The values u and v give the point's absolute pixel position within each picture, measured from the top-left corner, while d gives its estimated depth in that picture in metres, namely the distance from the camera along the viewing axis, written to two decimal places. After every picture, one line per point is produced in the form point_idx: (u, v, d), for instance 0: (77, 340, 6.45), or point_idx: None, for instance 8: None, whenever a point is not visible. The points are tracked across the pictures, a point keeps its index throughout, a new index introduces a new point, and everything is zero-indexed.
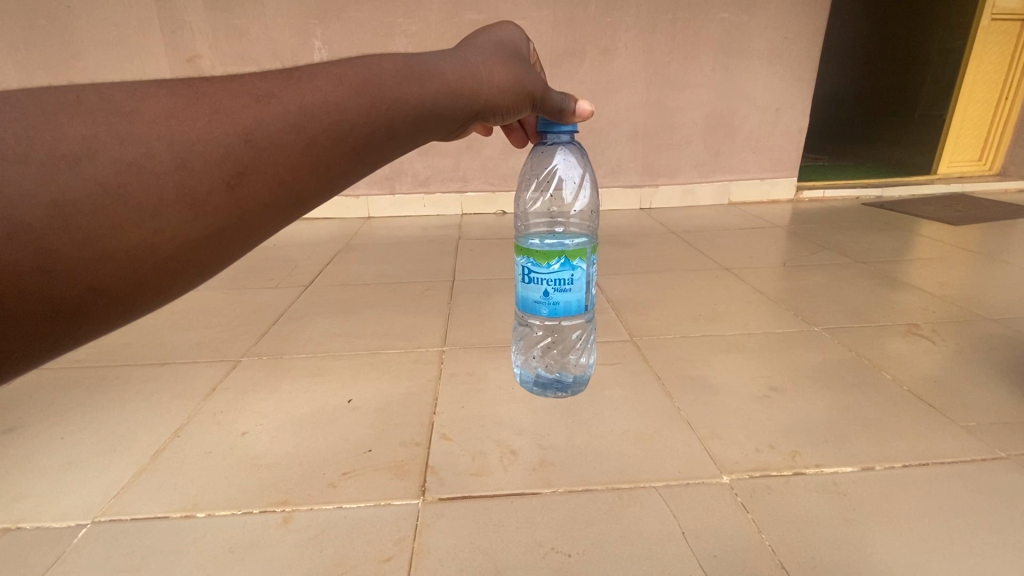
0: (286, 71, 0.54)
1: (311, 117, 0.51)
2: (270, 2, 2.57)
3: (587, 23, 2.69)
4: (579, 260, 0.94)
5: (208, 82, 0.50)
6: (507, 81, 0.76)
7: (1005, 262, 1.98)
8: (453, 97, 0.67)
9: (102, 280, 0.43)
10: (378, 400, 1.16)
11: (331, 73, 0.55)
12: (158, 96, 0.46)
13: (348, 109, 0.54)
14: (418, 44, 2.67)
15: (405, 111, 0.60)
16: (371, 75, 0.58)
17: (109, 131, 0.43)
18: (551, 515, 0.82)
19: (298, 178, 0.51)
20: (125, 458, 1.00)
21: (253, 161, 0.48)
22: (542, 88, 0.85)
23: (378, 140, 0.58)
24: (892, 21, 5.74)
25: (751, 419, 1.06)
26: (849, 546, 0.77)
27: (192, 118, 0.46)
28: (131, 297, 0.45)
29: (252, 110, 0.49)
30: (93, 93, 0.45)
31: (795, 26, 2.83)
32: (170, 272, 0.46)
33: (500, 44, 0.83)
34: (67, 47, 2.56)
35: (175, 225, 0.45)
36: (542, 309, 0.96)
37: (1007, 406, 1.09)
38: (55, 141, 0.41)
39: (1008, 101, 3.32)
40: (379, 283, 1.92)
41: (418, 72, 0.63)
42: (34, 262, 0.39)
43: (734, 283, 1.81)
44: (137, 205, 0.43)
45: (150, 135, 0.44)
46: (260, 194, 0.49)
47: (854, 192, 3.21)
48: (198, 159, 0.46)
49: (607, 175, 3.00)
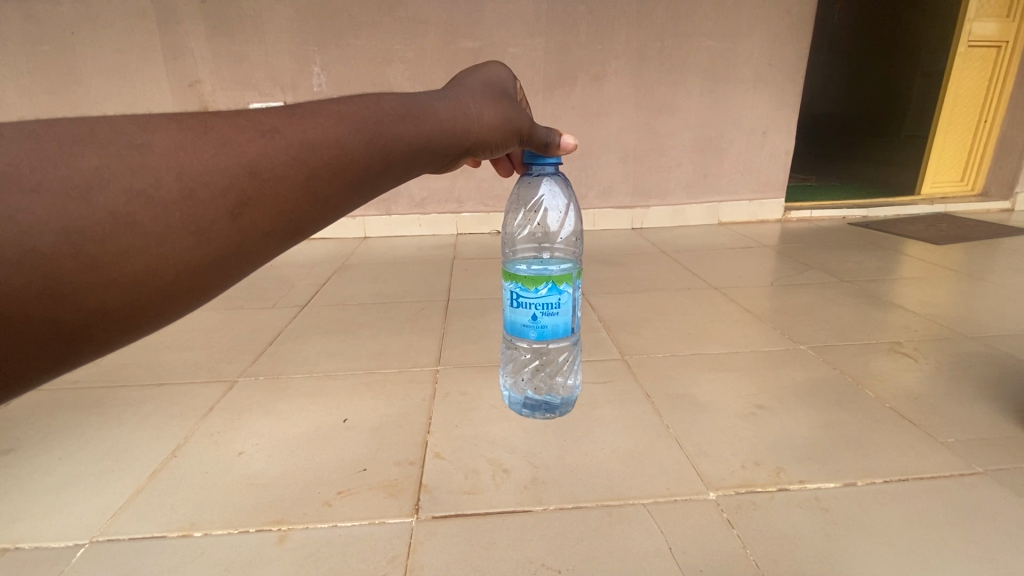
0: (289, 107, 0.58)
1: (311, 151, 0.55)
2: (270, 30, 2.64)
3: (577, 50, 2.78)
4: (566, 285, 0.97)
5: (216, 116, 0.53)
6: (497, 118, 0.81)
7: (987, 281, 2.03)
8: (446, 134, 0.71)
9: (104, 304, 0.45)
10: (374, 419, 1.18)
11: (331, 111, 0.59)
12: (170, 130, 0.49)
13: (345, 145, 0.58)
14: (414, 69, 2.75)
15: (400, 147, 0.64)
16: (371, 114, 0.62)
17: (121, 162, 0.46)
18: (541, 531, 0.85)
19: (297, 209, 0.55)
20: (122, 478, 1.01)
21: (256, 192, 0.51)
22: (529, 124, 0.89)
23: (374, 175, 0.62)
24: (875, 46, 5.91)
25: (737, 435, 1.09)
26: (829, 559, 0.79)
27: (199, 152, 0.49)
28: (131, 320, 0.48)
29: (257, 144, 0.52)
30: (107, 125, 0.48)
31: (780, 53, 2.92)
32: (168, 296, 0.49)
33: (490, 84, 0.87)
34: (70, 72, 2.62)
35: (178, 251, 0.48)
36: (530, 333, 0.99)
37: (984, 423, 1.13)
38: (68, 170, 0.44)
39: (987, 125, 3.42)
40: (375, 303, 1.95)
41: (414, 112, 0.67)
42: (40, 287, 0.42)
43: (722, 302, 1.86)
44: (144, 232, 0.46)
45: (160, 167, 0.47)
46: (260, 222, 0.52)
47: (841, 212, 3.28)
48: (204, 190, 0.49)
49: (599, 196, 3.08)
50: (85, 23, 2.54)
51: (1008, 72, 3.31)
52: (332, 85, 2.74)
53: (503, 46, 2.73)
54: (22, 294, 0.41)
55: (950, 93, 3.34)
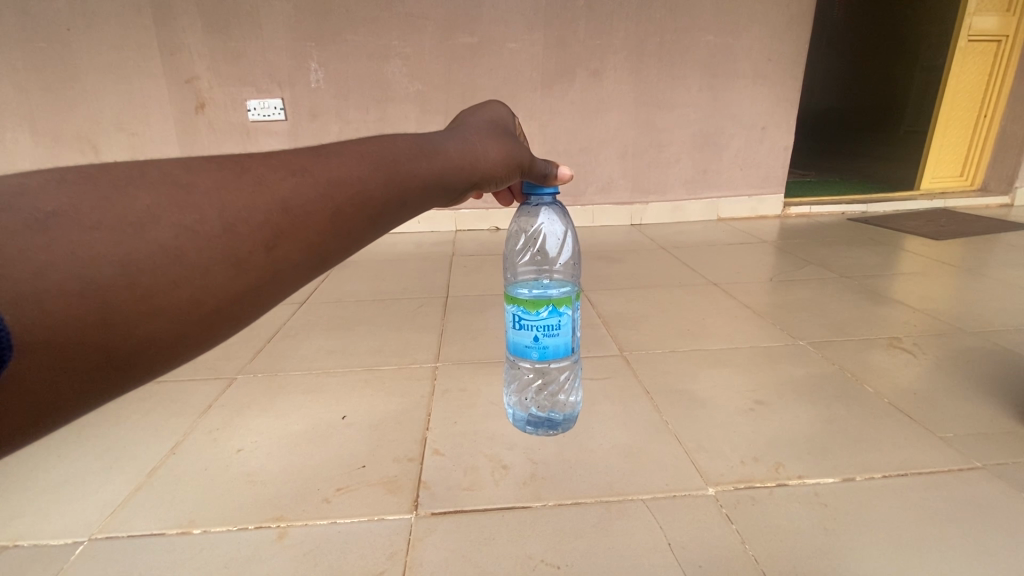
0: (313, 148, 0.55)
1: (338, 189, 0.52)
2: (267, 25, 2.62)
3: (576, 46, 2.77)
4: (566, 307, 0.97)
5: (251, 157, 0.50)
6: (503, 154, 0.77)
7: (985, 276, 2.03)
8: (457, 171, 0.68)
9: (150, 336, 0.40)
10: (373, 416, 1.17)
11: (353, 151, 0.56)
12: (211, 170, 0.46)
13: (370, 182, 0.55)
14: (413, 65, 2.74)
15: (417, 184, 0.61)
16: (386, 153, 0.59)
17: (171, 199, 0.43)
18: (540, 527, 0.85)
19: (325, 242, 0.51)
20: (119, 477, 1.01)
21: (291, 227, 0.48)
22: (529, 160, 0.86)
23: (393, 210, 0.58)
24: (875, 42, 5.90)
25: (737, 431, 1.09)
26: (827, 553, 0.79)
27: (239, 188, 0.46)
28: (167, 355, 0.42)
29: (291, 181, 0.49)
30: (156, 166, 0.45)
31: (779, 48, 2.91)
32: (205, 330, 0.44)
33: (492, 122, 0.86)
34: (67, 69, 2.61)
35: (218, 283, 0.43)
36: (532, 353, 0.99)
37: (984, 418, 1.13)
38: (123, 207, 0.41)
39: (987, 119, 3.42)
40: (374, 299, 1.95)
41: (426, 151, 0.64)
42: (93, 318, 0.38)
43: (721, 297, 1.86)
44: (191, 263, 0.42)
45: (204, 203, 0.44)
46: (294, 255, 0.48)
47: (840, 208, 3.28)
48: (244, 225, 0.45)
49: (598, 192, 3.08)
50: (81, 20, 2.53)
51: (1008, 66, 3.30)
52: (330, 82, 2.73)
53: (501, 42, 2.72)
54: (71, 327, 0.37)
55: (949, 89, 3.33)
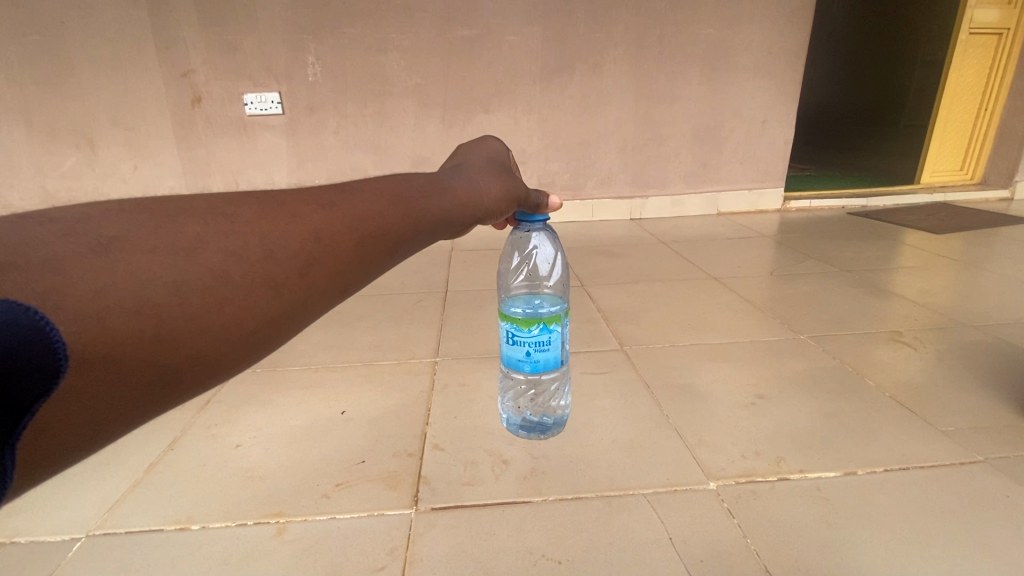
0: (336, 186, 0.56)
1: (363, 221, 0.53)
2: (263, 18, 2.59)
3: (576, 39, 2.75)
4: (556, 325, 0.97)
5: (283, 193, 0.51)
6: (504, 191, 0.77)
7: (985, 269, 2.03)
8: (466, 204, 0.68)
9: (198, 352, 0.40)
10: (372, 412, 1.17)
11: (373, 188, 0.57)
12: (250, 204, 0.47)
13: (390, 216, 0.55)
14: (411, 58, 2.71)
15: (430, 218, 0.61)
16: (400, 190, 0.60)
17: (217, 228, 0.43)
18: (541, 521, 0.84)
19: (354, 269, 0.51)
20: (117, 473, 1.00)
21: (324, 254, 0.48)
22: (526, 191, 0.86)
23: (409, 244, 0.58)
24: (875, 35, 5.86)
25: (738, 426, 1.08)
26: (830, 548, 0.79)
27: (276, 219, 0.47)
28: (208, 373, 0.41)
29: (322, 214, 0.50)
30: (201, 201, 0.46)
31: (780, 40, 2.89)
32: (243, 352, 0.43)
33: (491, 158, 0.86)
34: (62, 63, 2.58)
35: (258, 304, 0.44)
36: (524, 367, 0.98)
37: (985, 411, 1.12)
38: (176, 234, 0.41)
39: (987, 114, 3.40)
40: (373, 295, 1.93)
41: (437, 186, 0.65)
42: (150, 334, 0.37)
43: (721, 292, 1.85)
44: (236, 285, 0.42)
45: (246, 231, 0.45)
46: (325, 280, 0.49)
47: (840, 202, 3.27)
48: (281, 251, 0.46)
49: (597, 186, 3.06)
50: (76, 13, 2.50)
51: (1009, 60, 3.28)
52: (327, 75, 2.70)
53: (500, 34, 2.70)
54: (133, 342, 0.36)
55: (950, 83, 3.31)
